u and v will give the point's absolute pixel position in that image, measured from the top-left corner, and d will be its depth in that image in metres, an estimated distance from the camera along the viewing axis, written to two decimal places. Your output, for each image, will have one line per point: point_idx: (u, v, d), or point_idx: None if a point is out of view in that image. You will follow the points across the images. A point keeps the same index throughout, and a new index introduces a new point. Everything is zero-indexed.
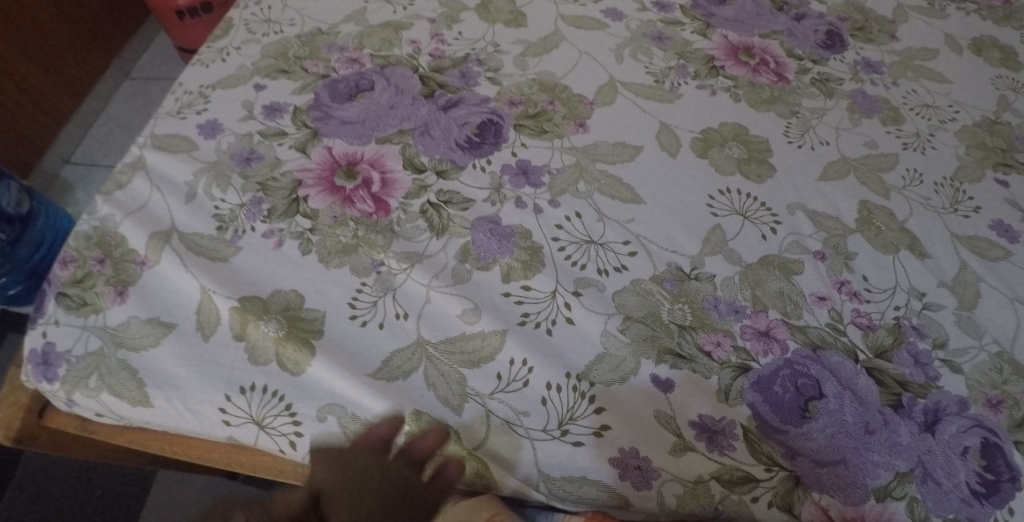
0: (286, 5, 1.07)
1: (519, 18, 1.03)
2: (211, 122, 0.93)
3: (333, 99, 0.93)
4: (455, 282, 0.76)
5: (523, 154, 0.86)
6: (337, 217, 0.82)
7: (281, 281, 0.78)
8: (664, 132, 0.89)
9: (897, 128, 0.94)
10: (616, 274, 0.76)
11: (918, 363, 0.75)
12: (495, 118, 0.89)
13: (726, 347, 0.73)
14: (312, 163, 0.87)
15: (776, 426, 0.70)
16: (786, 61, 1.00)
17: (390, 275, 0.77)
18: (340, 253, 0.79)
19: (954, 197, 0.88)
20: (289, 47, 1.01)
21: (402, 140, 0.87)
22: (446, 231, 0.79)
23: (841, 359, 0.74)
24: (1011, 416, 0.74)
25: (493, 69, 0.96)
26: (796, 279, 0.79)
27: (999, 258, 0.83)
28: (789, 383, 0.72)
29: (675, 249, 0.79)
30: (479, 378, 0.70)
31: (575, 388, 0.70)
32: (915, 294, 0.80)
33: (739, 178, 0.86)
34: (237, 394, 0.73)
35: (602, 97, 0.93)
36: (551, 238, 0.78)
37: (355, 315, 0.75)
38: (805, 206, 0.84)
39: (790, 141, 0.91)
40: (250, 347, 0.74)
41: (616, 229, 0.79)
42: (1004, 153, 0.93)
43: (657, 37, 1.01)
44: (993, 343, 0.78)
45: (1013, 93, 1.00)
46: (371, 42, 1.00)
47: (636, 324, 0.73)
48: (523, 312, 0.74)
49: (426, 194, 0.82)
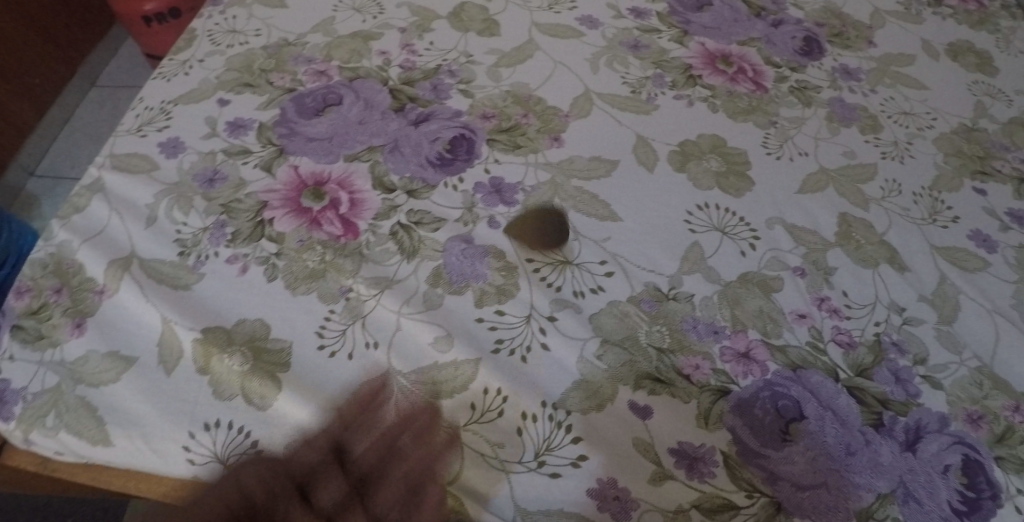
0: (250, 14, 1.03)
1: (492, 27, 1.00)
2: (172, 140, 0.89)
3: (300, 114, 0.90)
4: (426, 308, 0.74)
5: (496, 171, 0.83)
6: (303, 241, 0.80)
7: (246, 309, 0.76)
8: (641, 145, 0.87)
9: (876, 137, 0.93)
10: (592, 295, 0.75)
11: (898, 380, 0.75)
12: (468, 133, 0.87)
13: (705, 370, 0.72)
14: (278, 184, 0.84)
15: (757, 450, 0.69)
16: (764, 69, 0.99)
17: (359, 302, 0.75)
18: (307, 279, 0.77)
19: (933, 208, 0.87)
20: (255, 59, 0.98)
21: (371, 158, 0.85)
22: (416, 254, 0.77)
23: (820, 379, 0.73)
24: (992, 432, 0.73)
25: (465, 81, 0.93)
26: (776, 297, 0.77)
27: (978, 269, 0.83)
28: (769, 405, 0.71)
29: (653, 268, 0.77)
30: (452, 409, 0.69)
31: (551, 417, 0.68)
32: (895, 309, 0.79)
33: (717, 192, 0.84)
34: (200, 431, 0.72)
35: (577, 109, 0.90)
36: (525, 259, 0.76)
37: (323, 345, 0.74)
38: (784, 220, 0.83)
39: (768, 152, 0.89)
40: (213, 380, 0.73)
41: (592, 249, 0.78)
42: (982, 160, 0.92)
43: (634, 45, 0.99)
44: (974, 357, 0.77)
45: (990, 99, 0.99)
46: (339, 53, 0.97)
47: (613, 348, 0.72)
48: (497, 338, 0.72)
49: (396, 214, 0.80)
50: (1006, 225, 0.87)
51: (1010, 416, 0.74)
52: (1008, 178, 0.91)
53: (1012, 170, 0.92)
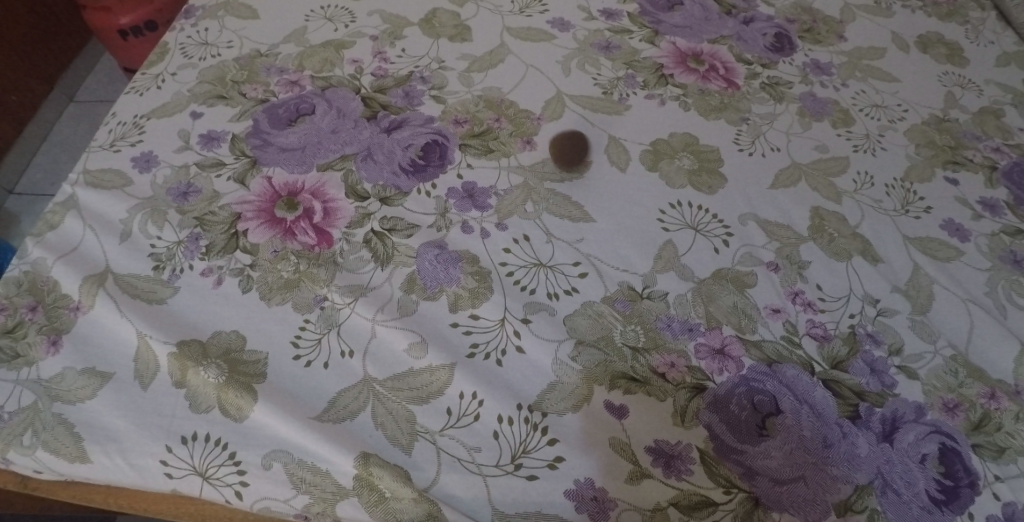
0: (223, 27, 1.03)
1: (463, 32, 1.00)
2: (145, 154, 0.89)
3: (272, 125, 0.90)
4: (401, 314, 0.74)
5: (469, 176, 0.84)
6: (277, 251, 0.80)
7: (222, 321, 0.76)
8: (613, 146, 0.88)
9: (847, 131, 0.94)
10: (566, 297, 0.75)
11: (874, 371, 0.75)
12: (440, 139, 0.87)
13: (680, 367, 0.72)
14: (251, 195, 0.84)
15: (733, 446, 0.69)
16: (735, 66, 0.99)
17: (334, 310, 0.75)
18: (282, 289, 0.77)
19: (905, 199, 0.88)
20: (227, 71, 0.98)
21: (344, 166, 0.85)
22: (390, 261, 0.78)
23: (797, 372, 0.73)
24: (969, 419, 0.73)
25: (437, 87, 0.93)
26: (750, 292, 0.78)
27: (951, 259, 0.83)
28: (745, 400, 0.71)
29: (627, 268, 0.77)
30: (428, 415, 0.69)
31: (527, 419, 0.69)
32: (869, 300, 0.79)
33: (691, 190, 0.85)
34: (178, 444, 0.71)
35: (549, 111, 0.91)
36: (499, 262, 0.77)
37: (299, 355, 0.73)
38: (757, 215, 0.84)
39: (741, 149, 0.90)
40: (190, 394, 0.73)
41: (565, 250, 0.78)
42: (953, 150, 0.93)
43: (605, 46, 0.99)
44: (949, 346, 0.77)
45: (960, 89, 1.00)
46: (311, 62, 0.97)
47: (588, 348, 0.72)
48: (472, 342, 0.72)
49: (369, 222, 0.80)
50: (978, 214, 0.87)
51: (986, 403, 0.74)
52: (980, 167, 0.92)
53: (984, 158, 0.93)
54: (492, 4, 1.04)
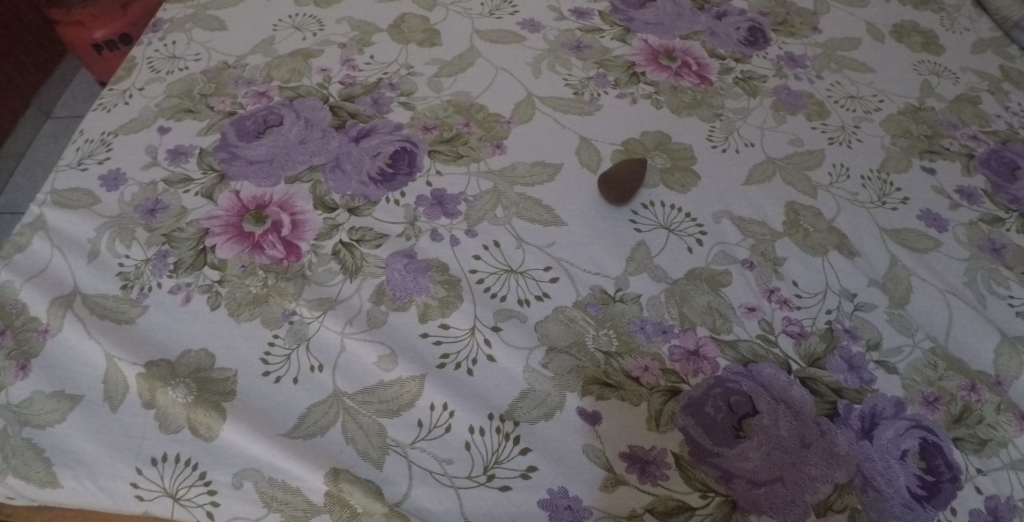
0: (190, 39, 1.02)
1: (433, 37, 0.99)
2: (113, 172, 0.88)
3: (240, 138, 0.90)
4: (370, 326, 0.73)
5: (438, 183, 0.83)
6: (245, 266, 0.79)
7: (191, 339, 0.75)
8: (584, 147, 0.87)
9: (823, 123, 0.93)
10: (537, 303, 0.74)
11: (852, 367, 0.73)
12: (409, 146, 0.86)
13: (654, 371, 0.71)
14: (219, 210, 0.83)
15: (709, 449, 0.68)
16: (708, 62, 0.98)
17: (303, 324, 0.74)
18: (251, 305, 0.76)
19: (881, 190, 0.86)
20: (195, 84, 0.97)
21: (312, 177, 0.84)
22: (359, 272, 0.77)
23: (773, 371, 0.72)
24: (949, 412, 0.72)
25: (406, 93, 0.92)
26: (724, 292, 0.77)
27: (929, 249, 0.82)
28: (721, 401, 0.70)
29: (599, 271, 0.77)
30: (399, 427, 0.69)
31: (499, 429, 0.68)
32: (846, 295, 0.78)
33: (662, 189, 0.84)
34: (148, 466, 0.69)
35: (520, 114, 0.90)
36: (469, 270, 0.76)
37: (268, 371, 0.73)
38: (730, 213, 0.83)
39: (714, 145, 0.89)
40: (159, 414, 0.72)
41: (536, 255, 0.77)
42: (929, 139, 0.92)
43: (576, 46, 0.98)
44: (927, 339, 0.76)
45: (936, 78, 1.00)
46: (279, 73, 0.96)
47: (559, 354, 0.71)
48: (443, 353, 0.72)
49: (338, 233, 0.80)
50: (956, 203, 0.86)
51: (966, 395, 0.73)
52: (957, 156, 0.91)
53: (960, 147, 0.92)
54: (462, 8, 1.03)
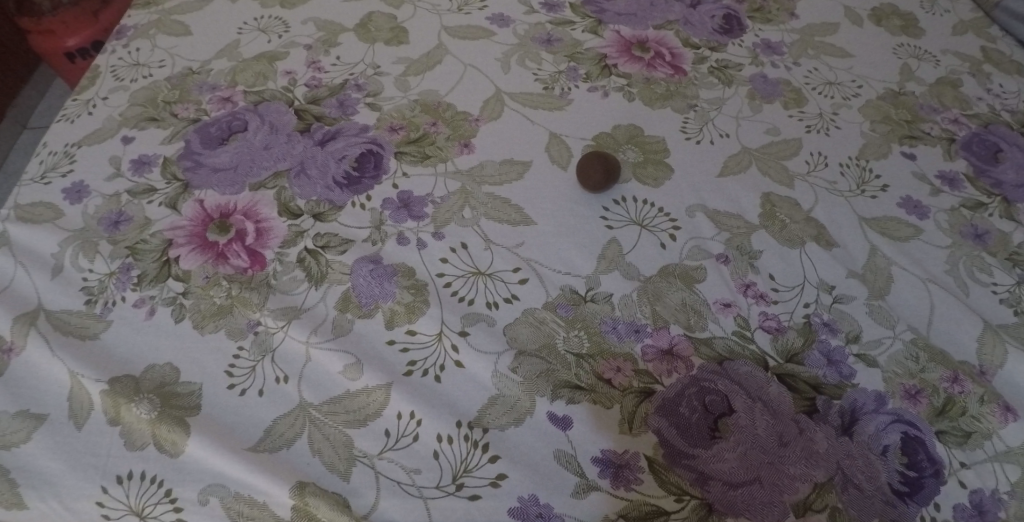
0: (154, 46, 1.01)
1: (400, 35, 0.97)
2: (77, 184, 0.85)
3: (204, 145, 0.88)
4: (336, 335, 0.72)
5: (404, 185, 0.81)
6: (209, 277, 0.77)
7: (155, 353, 0.73)
8: (555, 143, 0.86)
9: (800, 111, 0.90)
10: (506, 305, 0.72)
11: (831, 361, 0.71)
12: (375, 148, 0.84)
13: (626, 372, 0.69)
14: (183, 220, 0.82)
15: (684, 451, 0.66)
16: (682, 51, 0.96)
17: (268, 335, 0.73)
18: (215, 317, 0.75)
19: (861, 178, 0.84)
20: (159, 92, 0.95)
21: (277, 183, 0.82)
22: (325, 279, 0.75)
23: (750, 368, 0.70)
24: (932, 405, 0.70)
25: (373, 94, 0.90)
26: (699, 288, 0.75)
27: (910, 237, 0.80)
28: (696, 401, 0.68)
29: (569, 270, 0.75)
30: (366, 438, 0.67)
31: (467, 437, 0.66)
32: (824, 287, 0.76)
33: (634, 184, 0.82)
34: (114, 484, 0.67)
35: (488, 111, 0.88)
36: (436, 274, 0.74)
37: (233, 384, 0.71)
38: (705, 206, 0.81)
39: (688, 137, 0.87)
40: (124, 431, 0.70)
41: (504, 256, 0.76)
42: (909, 124, 0.90)
43: (546, 40, 0.97)
44: (909, 330, 0.74)
45: (916, 61, 0.98)
46: (244, 77, 0.95)
47: (529, 358, 0.69)
48: (409, 360, 0.70)
49: (303, 240, 0.78)
50: (937, 189, 0.85)
51: (949, 387, 0.71)
52: (937, 140, 0.89)
53: (941, 131, 0.90)
54: (430, 4, 1.01)
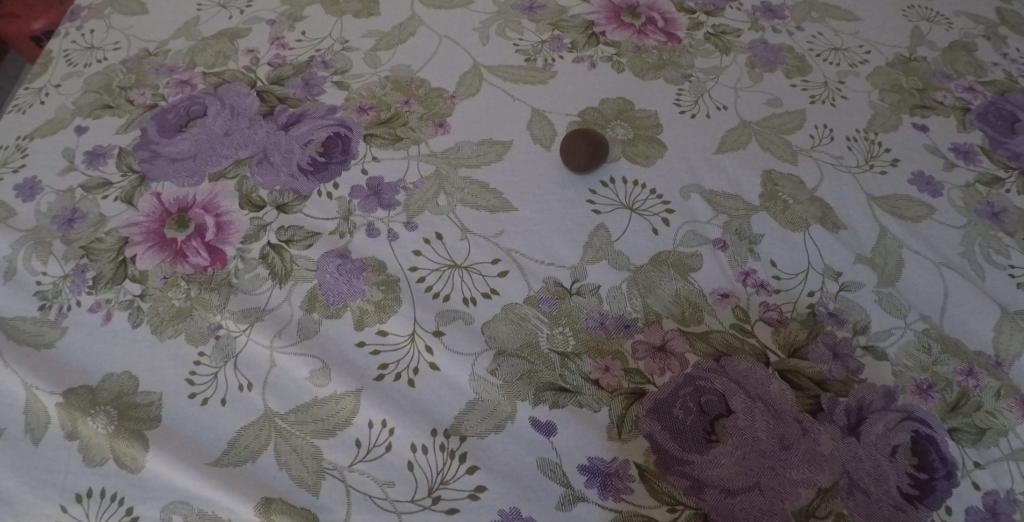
0: (109, 26, 0.94)
1: (370, 6, 0.91)
2: (29, 180, 0.79)
3: (161, 133, 0.82)
4: (301, 338, 0.66)
5: (374, 170, 0.75)
6: (167, 278, 0.72)
7: (113, 362, 0.68)
8: (537, 120, 0.79)
9: (803, 79, 0.84)
10: (484, 301, 0.67)
11: (837, 355, 0.66)
12: (343, 131, 0.78)
13: (616, 372, 0.64)
14: (139, 216, 0.76)
15: (678, 456, 0.61)
16: (675, 16, 0.89)
17: (230, 339, 0.68)
18: (174, 320, 0.69)
19: (869, 152, 0.78)
20: (114, 76, 0.88)
21: (238, 173, 0.77)
22: (289, 277, 0.70)
23: (749, 365, 0.65)
24: (944, 401, 0.65)
25: (341, 71, 0.84)
26: (694, 278, 0.69)
27: (921, 217, 0.74)
28: (691, 402, 0.63)
29: (554, 261, 0.69)
30: (335, 449, 0.62)
31: (443, 447, 0.61)
32: (830, 274, 0.70)
33: (624, 163, 0.76)
34: (72, 504, 0.63)
35: (465, 87, 0.82)
36: (409, 268, 0.69)
37: (194, 393, 0.66)
38: (701, 187, 0.75)
39: (682, 111, 0.81)
40: (83, 446, 0.65)
41: (483, 247, 0.70)
42: (921, 93, 0.83)
43: (528, 7, 0.90)
44: (921, 319, 0.68)
45: (927, 24, 0.91)
46: (203, 57, 0.88)
47: (510, 359, 0.64)
48: (380, 364, 0.65)
49: (266, 234, 0.72)
50: (950, 162, 0.78)
51: (963, 380, 0.66)
52: (951, 110, 0.83)
53: (955, 99, 0.83)
54: None
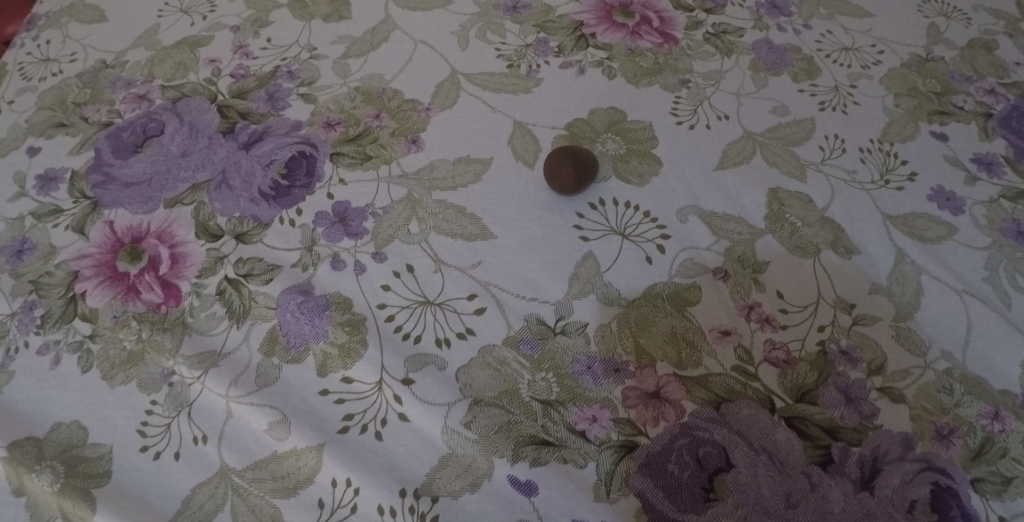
0: (66, 36, 0.87)
1: (341, 10, 0.84)
2: None
3: (116, 154, 0.76)
4: (260, 386, 0.61)
5: (341, 194, 0.69)
6: (118, 317, 0.66)
7: (61, 410, 0.63)
8: (519, 134, 0.72)
9: (812, 84, 0.77)
10: (459, 343, 0.61)
11: (849, 399, 0.60)
12: (308, 150, 0.72)
13: (604, 422, 0.58)
14: (90, 247, 0.70)
15: (673, 517, 0.55)
16: (672, 15, 0.82)
17: (184, 387, 0.62)
18: (125, 365, 0.64)
19: (884, 165, 0.71)
20: (69, 91, 0.82)
21: (195, 199, 0.71)
22: (247, 316, 0.64)
23: (752, 412, 0.59)
24: (967, 448, 0.59)
25: (307, 82, 0.78)
26: (692, 313, 0.63)
27: (940, 238, 0.67)
28: (688, 455, 0.57)
29: (537, 296, 0.63)
30: (296, 510, 0.57)
31: (413, 509, 0.56)
32: (842, 306, 0.63)
33: (614, 182, 0.69)
34: None
35: (441, 98, 0.76)
36: (376, 305, 0.63)
37: (147, 446, 0.61)
38: (700, 207, 0.68)
39: (679, 121, 0.74)
40: (30, 504, 0.60)
41: (458, 281, 0.64)
42: (939, 98, 0.76)
43: (512, 7, 0.83)
44: (942, 356, 0.62)
45: (945, 20, 0.83)
46: (162, 69, 0.82)
47: (487, 409, 0.58)
48: (345, 414, 0.59)
49: (223, 267, 0.66)
50: (972, 176, 0.71)
51: (988, 425, 0.59)
52: (973, 116, 0.75)
53: (976, 104, 0.76)
54: None
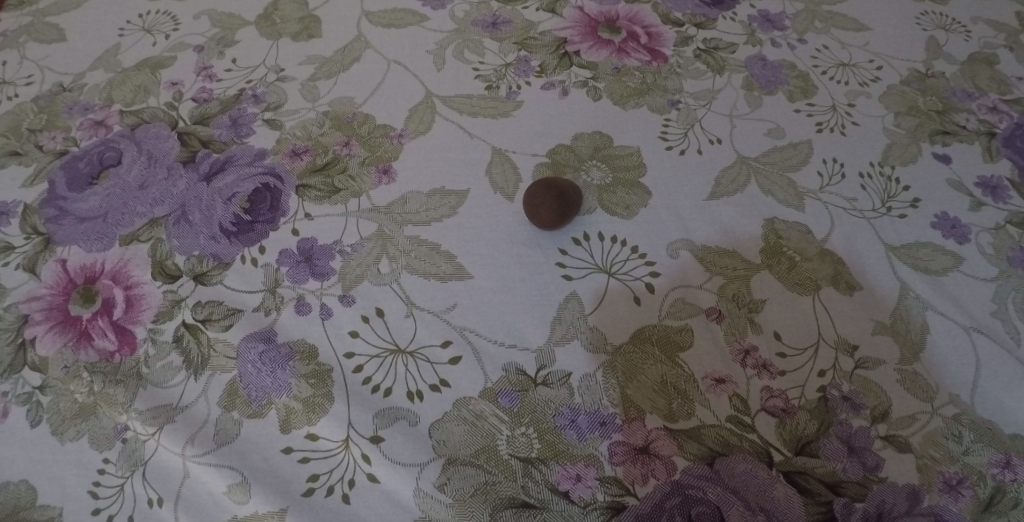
0: (22, 57, 0.81)
1: (310, 27, 0.80)
2: None
3: (70, 185, 0.70)
4: (218, 443, 0.56)
5: (307, 230, 0.65)
6: (69, 367, 0.61)
7: (5, 469, 0.57)
8: (498, 162, 0.68)
9: (808, 103, 0.72)
10: (433, 395, 0.57)
11: (852, 450, 0.56)
12: (272, 182, 0.68)
13: (590, 482, 0.54)
14: (41, 288, 0.65)
15: None
16: (660, 30, 0.77)
17: (138, 444, 0.57)
18: (76, 419, 0.59)
19: (885, 192, 0.67)
20: (23, 117, 0.76)
21: (153, 235, 0.66)
22: (206, 366, 0.59)
23: (748, 467, 0.55)
24: (976, 500, 0.55)
25: (273, 107, 0.73)
26: (684, 358, 0.58)
27: (945, 269, 0.63)
28: (680, 516, 0.53)
29: (517, 342, 0.59)
30: None
31: None
32: (844, 348, 0.59)
33: (600, 214, 0.65)
34: None
35: (415, 123, 0.71)
36: (344, 354, 0.59)
37: (99, 509, 0.56)
38: (692, 242, 0.64)
39: (669, 146, 0.69)
40: None
41: (433, 326, 0.59)
42: (940, 117, 0.72)
43: (491, 23, 0.78)
44: (949, 400, 0.58)
45: (944, 32, 0.79)
46: (122, 93, 0.77)
47: (463, 468, 0.54)
48: (311, 475, 0.55)
49: (181, 311, 0.62)
50: (977, 201, 0.67)
51: (999, 474, 0.55)
52: (976, 135, 0.71)
53: (979, 123, 0.72)
54: None
